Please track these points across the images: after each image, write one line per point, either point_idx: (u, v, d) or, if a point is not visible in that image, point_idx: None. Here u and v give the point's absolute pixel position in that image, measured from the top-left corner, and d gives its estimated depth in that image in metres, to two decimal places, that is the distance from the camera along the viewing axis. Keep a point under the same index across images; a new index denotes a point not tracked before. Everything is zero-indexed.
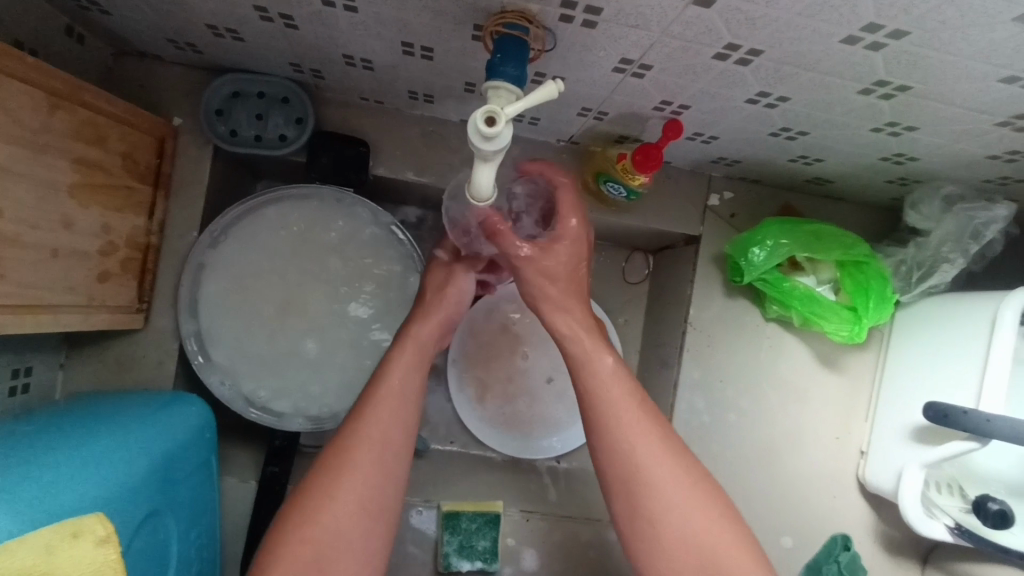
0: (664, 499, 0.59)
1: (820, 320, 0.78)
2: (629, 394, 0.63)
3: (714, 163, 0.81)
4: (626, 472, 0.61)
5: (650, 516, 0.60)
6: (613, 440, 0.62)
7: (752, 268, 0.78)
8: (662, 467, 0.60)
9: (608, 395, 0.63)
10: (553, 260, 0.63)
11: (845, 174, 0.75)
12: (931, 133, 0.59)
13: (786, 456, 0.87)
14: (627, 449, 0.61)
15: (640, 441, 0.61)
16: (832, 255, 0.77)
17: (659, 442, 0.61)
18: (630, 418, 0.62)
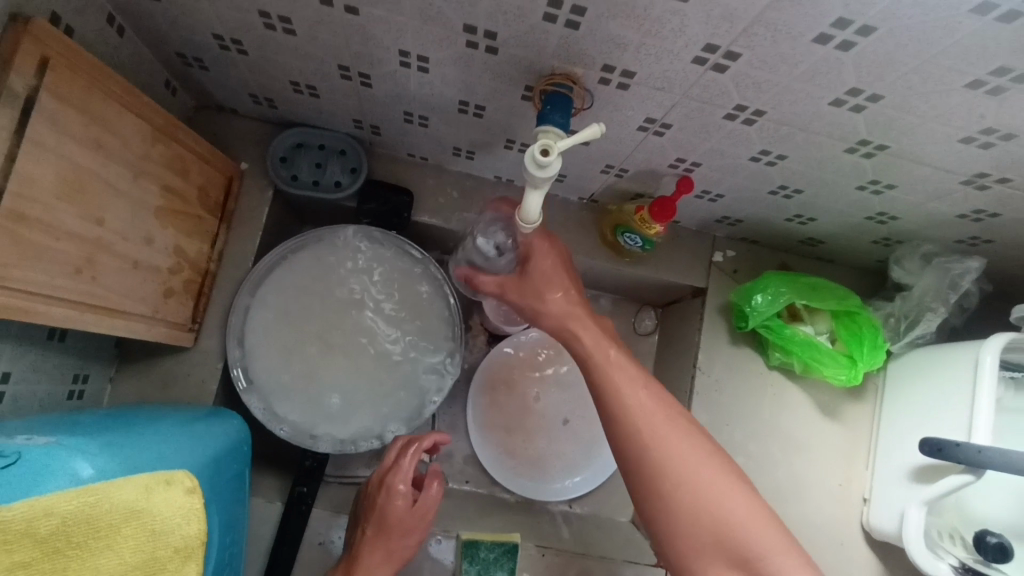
0: (676, 477, 0.62)
1: (818, 364, 0.85)
2: (646, 392, 0.66)
3: (718, 222, 0.90)
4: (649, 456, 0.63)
5: (659, 493, 0.62)
6: (633, 428, 0.65)
7: (755, 313, 0.86)
8: (690, 462, 0.63)
9: (629, 390, 0.66)
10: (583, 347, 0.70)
11: (836, 234, 0.85)
12: (907, 191, 0.69)
13: (794, 500, 0.90)
14: (637, 435, 0.64)
15: (662, 436, 0.64)
16: (831, 304, 0.85)
17: (668, 423, 0.64)
18: (648, 409, 0.65)
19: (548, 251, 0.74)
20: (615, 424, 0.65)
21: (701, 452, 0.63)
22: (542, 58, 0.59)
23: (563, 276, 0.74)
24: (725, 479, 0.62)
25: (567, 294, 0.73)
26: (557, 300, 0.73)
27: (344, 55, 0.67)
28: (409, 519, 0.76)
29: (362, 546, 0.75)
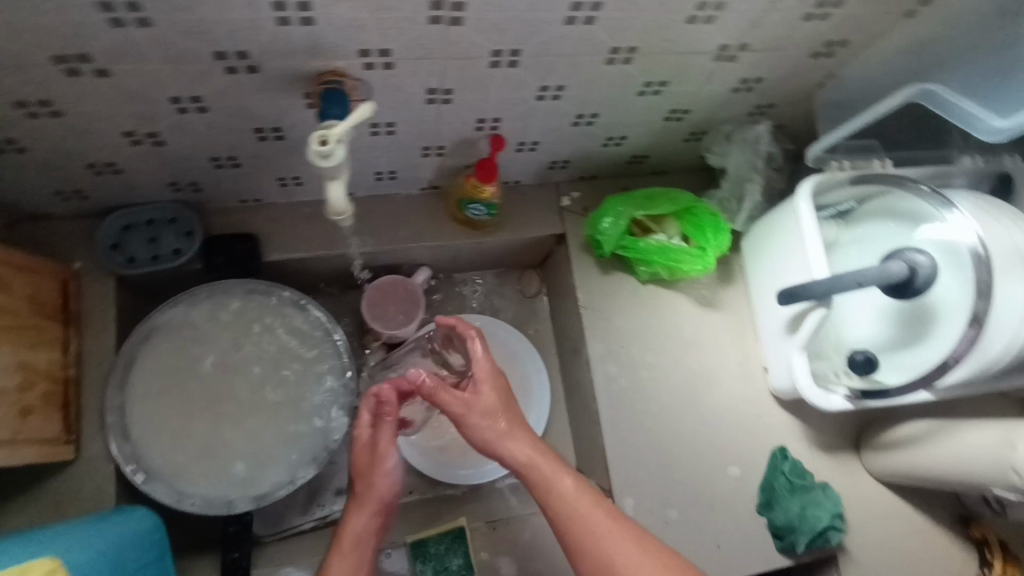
0: (606, 561, 0.67)
1: (678, 263, 0.92)
2: (579, 489, 0.72)
3: (552, 169, 0.96)
4: (586, 544, 0.69)
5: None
6: (579, 538, 0.69)
7: (608, 237, 0.92)
8: (620, 539, 0.68)
9: (565, 496, 0.71)
10: (518, 453, 0.73)
11: (653, 145, 0.92)
12: (680, 83, 0.76)
13: (703, 393, 0.96)
14: (566, 522, 0.70)
15: (598, 530, 0.69)
16: (671, 207, 0.92)
17: (591, 502, 0.71)
18: (577, 495, 0.71)
19: (488, 380, 0.75)
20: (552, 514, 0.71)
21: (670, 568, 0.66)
22: (301, 61, 0.62)
23: (516, 419, 0.75)
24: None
25: (523, 433, 0.74)
26: (511, 439, 0.74)
27: (122, 119, 0.68)
28: (365, 458, 0.79)
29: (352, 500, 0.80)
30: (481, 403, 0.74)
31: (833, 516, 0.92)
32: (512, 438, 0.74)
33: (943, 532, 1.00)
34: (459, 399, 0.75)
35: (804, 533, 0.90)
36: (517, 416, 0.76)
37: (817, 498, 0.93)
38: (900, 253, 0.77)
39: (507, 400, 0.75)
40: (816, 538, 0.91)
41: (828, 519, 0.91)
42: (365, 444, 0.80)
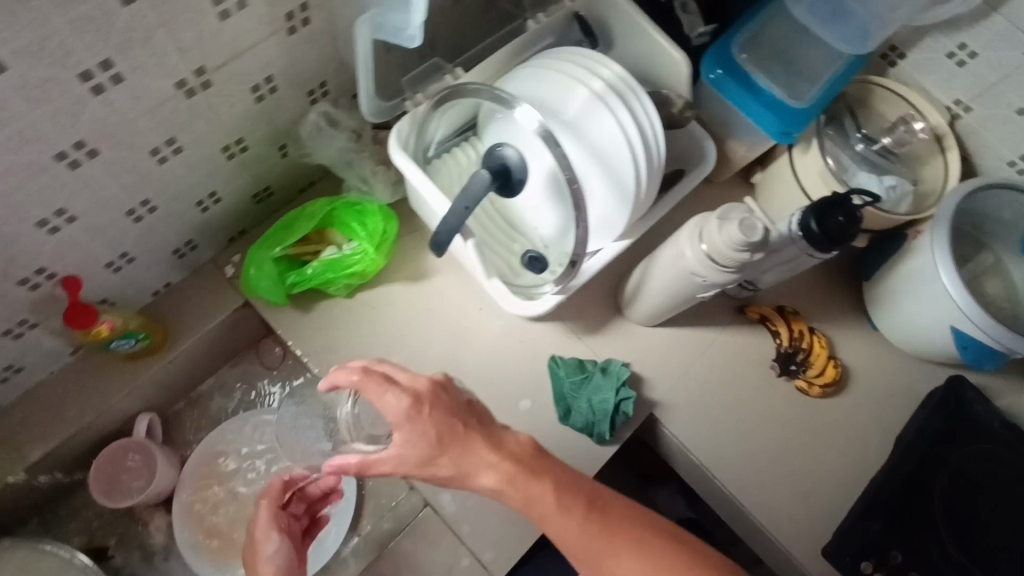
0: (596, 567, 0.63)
1: (348, 268, 0.89)
2: (560, 493, 0.66)
3: (188, 255, 0.90)
4: (580, 555, 0.64)
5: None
6: (558, 532, 0.65)
7: (267, 287, 0.87)
8: (607, 546, 0.63)
9: (529, 494, 0.66)
10: (483, 477, 0.67)
11: (253, 180, 0.87)
12: (191, 132, 0.71)
13: (455, 356, 0.97)
14: (542, 529, 0.66)
15: (574, 538, 0.64)
16: (316, 219, 0.88)
17: (557, 510, 0.65)
18: (549, 500, 0.65)
19: (437, 426, 0.68)
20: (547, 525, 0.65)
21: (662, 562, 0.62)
22: None
23: (482, 458, 0.67)
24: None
25: (479, 465, 0.67)
26: (485, 478, 0.67)
27: None
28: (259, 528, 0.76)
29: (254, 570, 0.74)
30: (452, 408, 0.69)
31: (617, 392, 0.93)
32: (467, 457, 0.68)
33: (730, 331, 1.05)
34: (388, 458, 0.69)
35: (601, 422, 0.92)
36: (484, 437, 0.69)
37: (596, 383, 0.94)
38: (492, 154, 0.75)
39: (467, 407, 0.71)
40: (613, 419, 0.92)
41: (614, 398, 0.92)
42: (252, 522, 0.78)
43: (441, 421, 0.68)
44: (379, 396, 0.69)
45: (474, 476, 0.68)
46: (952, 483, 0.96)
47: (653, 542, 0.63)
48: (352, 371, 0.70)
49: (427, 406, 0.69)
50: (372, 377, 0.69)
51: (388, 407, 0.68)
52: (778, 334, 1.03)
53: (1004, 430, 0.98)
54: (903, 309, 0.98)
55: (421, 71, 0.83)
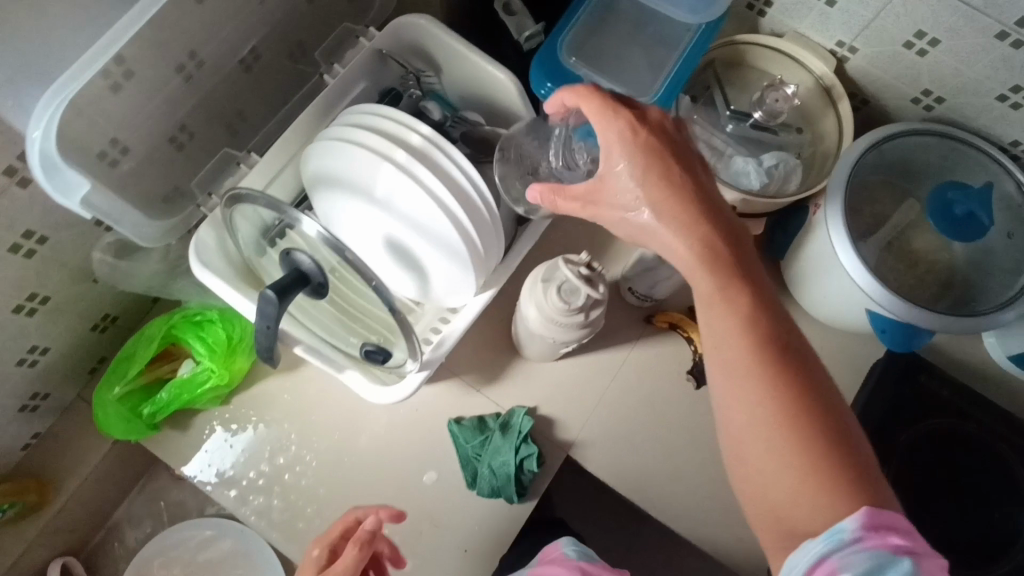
0: (741, 422, 0.54)
1: (200, 386, 0.83)
2: (736, 314, 0.55)
3: (44, 405, 0.86)
4: (741, 400, 0.54)
5: (737, 463, 0.56)
6: (728, 376, 0.55)
7: (119, 424, 0.82)
8: (766, 398, 0.53)
9: (721, 286, 0.56)
10: (672, 242, 0.58)
11: (79, 319, 0.82)
12: None
13: (348, 440, 0.91)
14: (732, 361, 0.54)
15: (744, 373, 0.53)
16: (155, 343, 0.83)
17: (739, 336, 0.54)
18: (726, 318, 0.55)
19: (657, 185, 0.59)
20: (716, 342, 0.56)
21: (788, 422, 0.52)
22: None
23: (656, 189, 0.59)
24: (812, 488, 0.51)
25: (702, 236, 0.58)
26: (655, 227, 0.59)
27: None
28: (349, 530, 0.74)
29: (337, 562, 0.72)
30: (647, 176, 0.59)
31: (518, 450, 0.87)
32: (645, 172, 0.60)
33: (643, 345, 0.96)
34: (578, 200, 0.63)
35: (506, 488, 0.86)
36: (690, 187, 0.59)
37: (495, 446, 0.87)
38: (289, 266, 0.65)
39: (650, 150, 0.60)
40: (519, 481, 0.86)
41: (514, 459, 0.86)
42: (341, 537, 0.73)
43: (652, 153, 0.60)
44: (586, 204, 0.63)
45: (664, 228, 0.58)
46: (902, 470, 0.86)
47: (794, 376, 0.53)
48: (541, 192, 0.65)
49: (645, 133, 0.61)
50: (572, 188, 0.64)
51: (607, 178, 0.62)
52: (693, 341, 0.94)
53: (956, 397, 0.89)
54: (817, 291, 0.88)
55: (209, 167, 0.80)
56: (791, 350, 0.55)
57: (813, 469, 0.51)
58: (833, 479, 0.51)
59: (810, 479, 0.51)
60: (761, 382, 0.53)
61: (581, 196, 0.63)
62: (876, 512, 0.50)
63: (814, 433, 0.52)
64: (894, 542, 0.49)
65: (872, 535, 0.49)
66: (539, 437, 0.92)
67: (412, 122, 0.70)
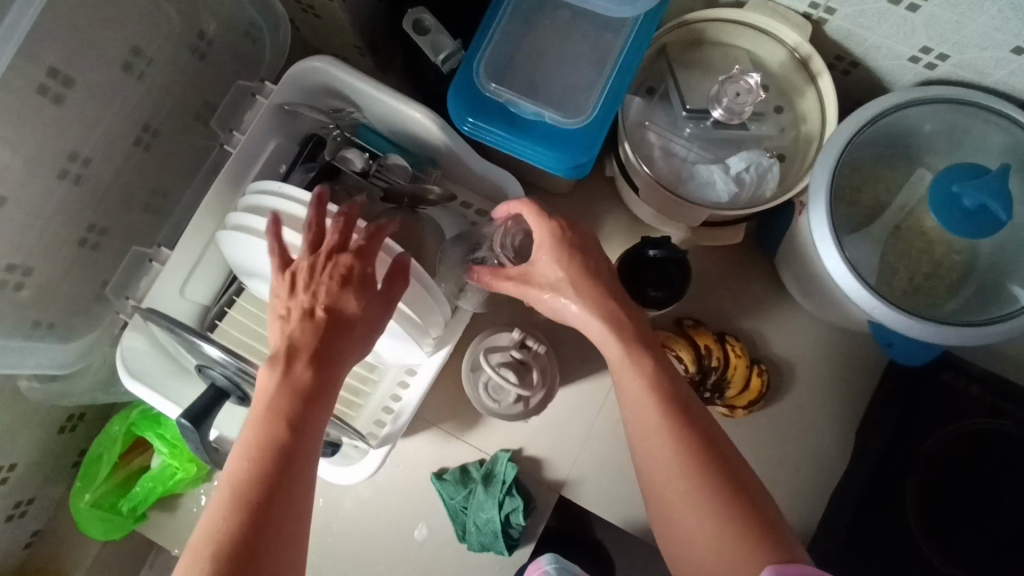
0: (664, 481, 0.56)
1: (170, 479, 0.81)
2: (648, 381, 0.59)
3: (35, 510, 0.87)
4: (659, 462, 0.56)
5: (663, 523, 0.57)
6: (645, 440, 0.58)
7: (98, 527, 0.80)
8: (679, 459, 0.55)
9: (630, 357, 0.61)
10: (586, 316, 0.63)
11: (39, 428, 0.80)
12: None
13: (332, 507, 0.88)
14: (645, 424, 0.58)
15: (656, 436, 0.57)
16: (119, 442, 0.81)
17: (652, 400, 0.58)
18: (636, 385, 0.59)
19: (567, 278, 0.64)
20: (634, 409, 0.59)
21: (696, 477, 0.54)
22: None
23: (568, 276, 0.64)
24: (723, 536, 0.51)
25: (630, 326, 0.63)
26: (569, 308, 0.64)
27: None
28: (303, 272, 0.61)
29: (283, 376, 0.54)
30: (556, 267, 0.65)
31: (502, 505, 0.82)
32: (555, 256, 0.64)
33: None
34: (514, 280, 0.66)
35: (494, 544, 0.83)
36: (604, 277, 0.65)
37: (478, 500, 0.83)
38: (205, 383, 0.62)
39: (564, 237, 0.65)
40: (507, 535, 0.83)
41: (499, 514, 0.82)
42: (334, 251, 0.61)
43: (576, 246, 0.65)
44: (509, 277, 0.66)
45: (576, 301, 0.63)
46: (926, 481, 0.78)
47: (702, 436, 0.57)
48: (479, 271, 0.67)
49: (568, 231, 0.65)
50: (505, 268, 0.67)
51: (538, 259, 0.66)
52: (682, 359, 0.80)
53: (988, 394, 0.79)
54: (811, 297, 0.78)
55: (123, 271, 0.74)
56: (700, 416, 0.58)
57: (720, 517, 0.52)
58: (742, 525, 0.52)
59: (720, 527, 0.52)
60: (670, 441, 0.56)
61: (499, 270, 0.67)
62: (783, 563, 0.49)
63: (721, 487, 0.54)
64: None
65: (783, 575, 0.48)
66: (528, 482, 0.86)
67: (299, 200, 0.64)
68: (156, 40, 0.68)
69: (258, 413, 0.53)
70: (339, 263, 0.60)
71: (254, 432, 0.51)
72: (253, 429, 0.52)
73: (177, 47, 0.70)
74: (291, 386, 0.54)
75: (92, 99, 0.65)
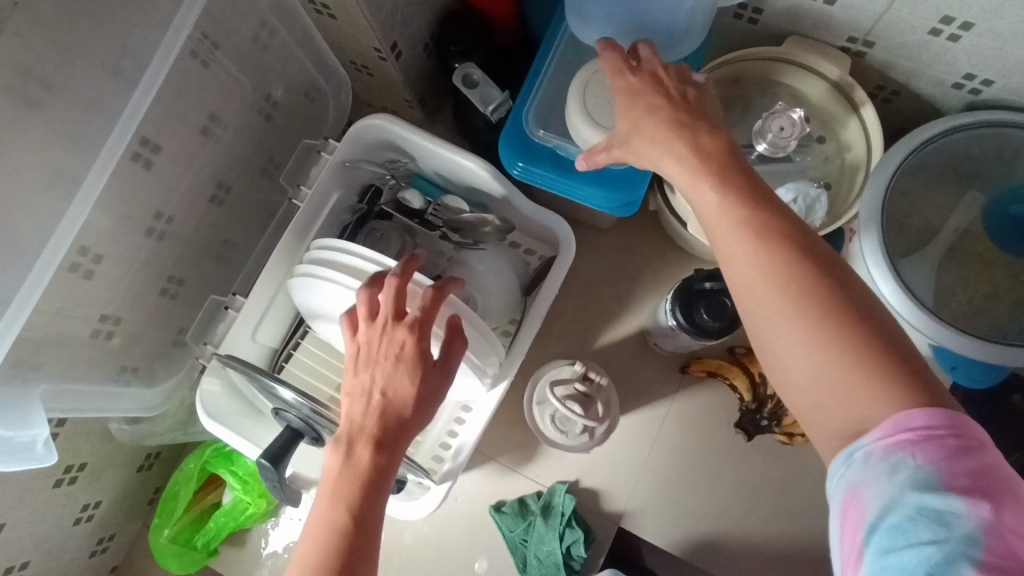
0: (765, 322, 0.47)
1: (242, 514, 0.84)
2: (750, 220, 0.48)
3: (113, 547, 0.91)
4: (765, 302, 0.47)
5: (772, 361, 0.48)
6: (743, 285, 0.48)
7: (176, 562, 0.84)
8: (797, 302, 0.45)
9: (706, 202, 0.51)
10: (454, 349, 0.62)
11: (121, 468, 0.85)
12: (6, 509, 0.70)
13: (393, 539, 0.89)
14: (737, 281, 0.49)
15: (769, 275, 0.47)
16: (194, 480, 0.85)
17: (759, 246, 0.47)
18: (719, 227, 0.50)
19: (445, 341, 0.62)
20: (729, 251, 0.49)
21: (822, 327, 0.44)
22: None
23: (643, 111, 0.58)
24: (858, 387, 0.43)
25: (653, 147, 0.56)
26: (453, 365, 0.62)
27: None
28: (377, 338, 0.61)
29: (342, 444, 0.58)
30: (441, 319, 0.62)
31: (563, 537, 0.83)
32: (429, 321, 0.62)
33: (684, 395, 0.88)
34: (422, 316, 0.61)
35: None
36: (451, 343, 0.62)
37: (539, 533, 0.83)
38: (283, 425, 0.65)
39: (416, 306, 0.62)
40: (569, 567, 0.82)
41: (560, 546, 0.82)
42: (388, 325, 0.61)
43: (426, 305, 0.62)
44: (617, 152, 0.60)
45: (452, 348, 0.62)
46: None
47: (831, 289, 0.45)
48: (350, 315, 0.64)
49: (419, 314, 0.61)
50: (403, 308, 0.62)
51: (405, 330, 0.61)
52: (737, 388, 0.84)
53: None
54: None
55: (201, 320, 0.79)
56: (837, 263, 0.47)
57: (854, 361, 0.43)
58: (868, 368, 0.43)
59: (854, 372, 0.43)
60: (786, 292, 0.46)
61: (606, 141, 0.61)
62: (906, 414, 0.41)
63: (848, 320, 0.44)
64: (922, 440, 0.40)
65: (893, 436, 0.41)
66: (587, 512, 0.86)
67: (373, 254, 0.67)
68: (230, 106, 0.74)
69: (330, 482, 0.56)
70: (373, 392, 0.60)
71: (325, 506, 0.55)
72: (326, 500, 0.56)
73: (251, 110, 0.77)
74: (353, 451, 0.58)
75: (176, 163, 0.71)
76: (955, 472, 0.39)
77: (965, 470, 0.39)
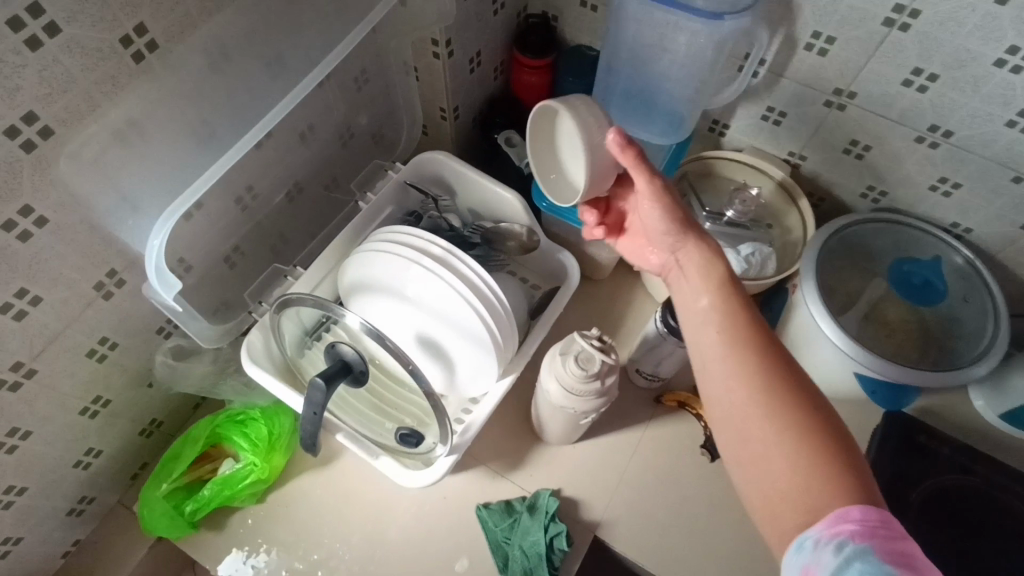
0: (727, 412, 0.56)
1: (240, 480, 0.87)
2: (723, 328, 0.59)
3: (87, 512, 0.89)
4: (729, 395, 0.56)
5: (732, 451, 0.56)
6: (711, 381, 0.58)
7: (165, 520, 0.85)
8: (755, 396, 0.54)
9: (693, 310, 0.63)
10: None
11: (130, 421, 0.87)
12: (36, 419, 0.73)
13: (379, 529, 0.92)
14: (709, 379, 0.59)
15: (731, 372, 0.57)
16: (200, 442, 0.89)
17: (728, 350, 0.58)
18: (702, 331, 0.61)
19: None
20: (706, 353, 0.60)
21: (789, 425, 0.52)
22: None
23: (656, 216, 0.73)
24: (806, 474, 0.50)
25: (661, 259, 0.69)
26: None
27: None
28: None
29: None
30: None
31: (547, 529, 0.89)
32: None
33: (656, 422, 1.01)
34: None
35: (538, 569, 0.87)
36: None
37: (525, 527, 0.90)
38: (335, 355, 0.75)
39: None
40: (550, 561, 0.88)
41: (544, 537, 0.88)
42: None
43: None
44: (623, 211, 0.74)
45: None
46: (919, 526, 0.88)
47: (786, 391, 0.54)
48: None
49: None
50: None
51: None
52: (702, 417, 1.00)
53: (955, 453, 0.93)
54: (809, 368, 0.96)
55: (262, 280, 0.91)
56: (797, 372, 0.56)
57: (806, 456, 0.51)
58: (809, 458, 0.50)
59: (804, 464, 0.50)
60: (745, 385, 0.55)
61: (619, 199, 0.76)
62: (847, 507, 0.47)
63: (803, 423, 0.52)
64: (863, 530, 0.45)
65: (835, 526, 0.46)
66: (566, 518, 0.93)
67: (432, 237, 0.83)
68: None
69: None
70: None
71: None
72: None
73: None
74: None
75: None
76: (887, 551, 0.44)
77: (897, 550, 0.44)
